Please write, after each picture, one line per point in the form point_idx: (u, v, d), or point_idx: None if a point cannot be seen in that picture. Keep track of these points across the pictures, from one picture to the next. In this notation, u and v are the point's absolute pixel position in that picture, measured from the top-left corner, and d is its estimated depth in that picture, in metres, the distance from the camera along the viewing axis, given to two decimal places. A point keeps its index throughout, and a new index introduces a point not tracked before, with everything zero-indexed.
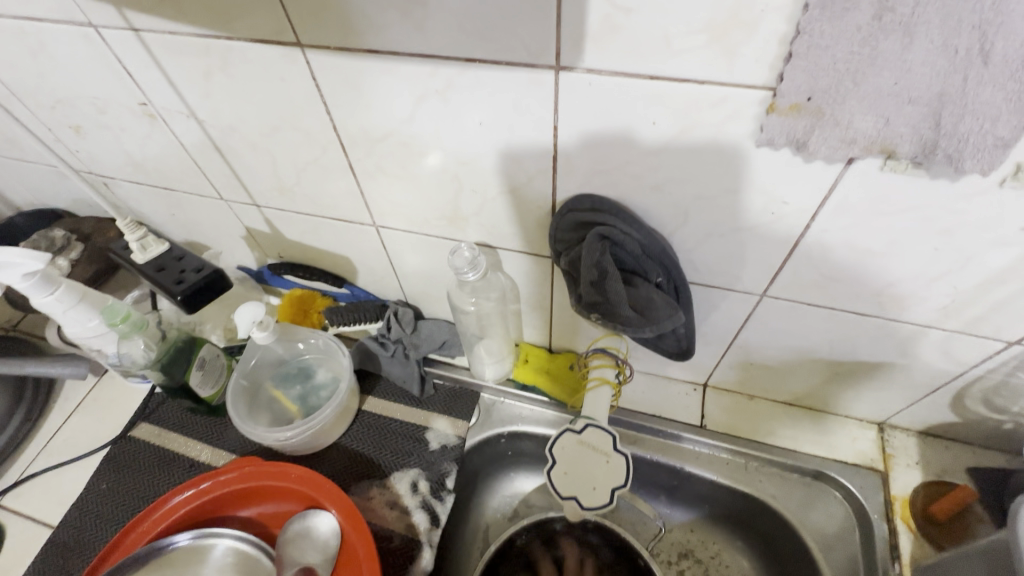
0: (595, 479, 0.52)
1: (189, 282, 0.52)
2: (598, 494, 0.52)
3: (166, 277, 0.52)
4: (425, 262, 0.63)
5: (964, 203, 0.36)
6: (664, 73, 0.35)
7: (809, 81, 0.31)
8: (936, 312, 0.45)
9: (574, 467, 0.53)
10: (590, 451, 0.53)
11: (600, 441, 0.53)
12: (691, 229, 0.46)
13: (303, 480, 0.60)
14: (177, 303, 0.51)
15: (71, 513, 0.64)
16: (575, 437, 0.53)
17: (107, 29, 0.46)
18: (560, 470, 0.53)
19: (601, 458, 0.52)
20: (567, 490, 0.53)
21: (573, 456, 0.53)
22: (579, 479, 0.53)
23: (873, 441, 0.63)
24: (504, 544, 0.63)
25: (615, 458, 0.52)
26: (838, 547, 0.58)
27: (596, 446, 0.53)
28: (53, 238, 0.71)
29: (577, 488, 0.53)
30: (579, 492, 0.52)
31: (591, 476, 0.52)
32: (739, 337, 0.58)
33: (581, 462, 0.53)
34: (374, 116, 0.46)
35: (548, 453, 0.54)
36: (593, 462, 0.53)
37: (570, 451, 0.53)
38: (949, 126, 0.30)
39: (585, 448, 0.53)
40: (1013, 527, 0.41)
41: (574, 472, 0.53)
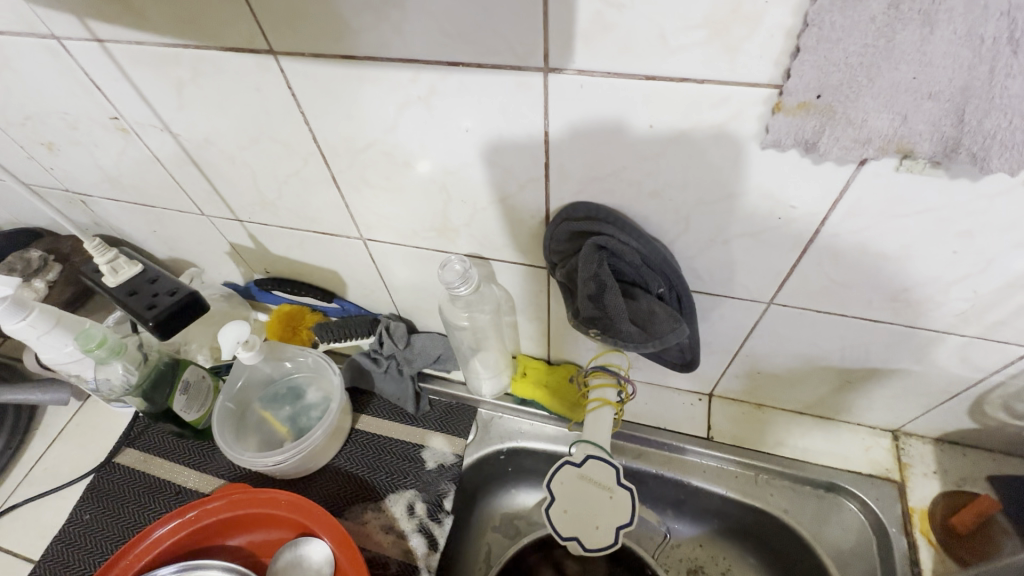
0: (597, 518, 0.50)
1: (162, 306, 0.49)
2: (602, 534, 0.49)
3: (138, 301, 0.49)
4: (416, 275, 0.61)
5: (986, 204, 0.33)
6: (662, 72, 0.32)
7: (819, 77, 0.29)
8: (955, 317, 0.43)
9: (575, 505, 0.50)
10: (592, 486, 0.50)
11: (602, 475, 0.50)
12: (693, 236, 0.43)
13: (295, 507, 0.58)
14: (149, 330, 0.48)
15: (51, 546, 0.61)
16: (576, 471, 0.51)
17: (71, 41, 0.44)
18: (560, 508, 0.50)
19: (603, 493, 0.50)
20: (568, 531, 0.50)
21: (574, 493, 0.50)
22: (580, 519, 0.50)
23: (887, 449, 0.61)
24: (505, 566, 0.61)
25: (620, 493, 0.50)
26: (855, 563, 0.56)
27: (599, 482, 0.50)
28: (30, 259, 0.68)
29: (579, 528, 0.50)
30: (580, 532, 0.50)
31: (594, 515, 0.50)
32: (746, 346, 0.55)
33: (583, 500, 0.50)
34: (356, 126, 0.44)
35: (547, 488, 0.51)
36: (595, 498, 0.50)
37: (571, 487, 0.50)
38: (973, 122, 0.27)
39: (586, 483, 0.50)
40: None
41: (575, 512, 0.50)
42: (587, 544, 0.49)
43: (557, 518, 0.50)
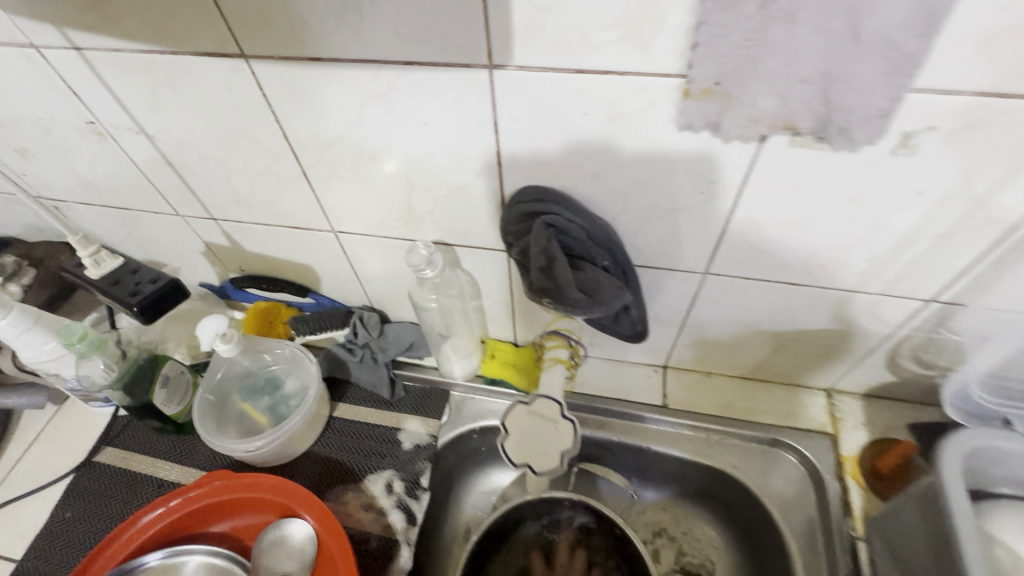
0: (545, 446, 0.54)
1: (145, 292, 0.52)
2: (548, 458, 0.54)
3: (121, 290, 0.52)
4: (386, 264, 0.65)
5: (866, 171, 0.40)
6: (588, 66, 0.37)
7: (715, 67, 0.34)
8: (860, 276, 0.49)
9: (526, 437, 0.55)
10: (539, 420, 0.55)
11: (549, 410, 0.56)
12: (632, 214, 0.49)
13: (276, 490, 0.61)
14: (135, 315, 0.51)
15: (35, 543, 0.62)
16: (526, 409, 0.56)
17: (49, 49, 0.46)
18: (512, 439, 0.55)
19: (550, 426, 0.55)
20: (520, 457, 0.54)
21: (525, 427, 0.55)
22: (530, 447, 0.54)
23: (822, 406, 0.67)
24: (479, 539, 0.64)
25: (563, 423, 0.55)
26: (796, 509, 0.61)
27: (545, 416, 0.55)
28: (5, 263, 0.68)
29: (529, 455, 0.54)
30: (532, 458, 0.54)
31: (541, 443, 0.54)
32: (690, 316, 0.61)
33: (532, 432, 0.55)
34: (323, 123, 0.48)
35: (501, 424, 0.56)
36: (542, 430, 0.55)
37: (522, 422, 0.55)
38: (838, 101, 0.33)
39: (534, 418, 0.55)
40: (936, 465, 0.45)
41: (526, 442, 0.55)
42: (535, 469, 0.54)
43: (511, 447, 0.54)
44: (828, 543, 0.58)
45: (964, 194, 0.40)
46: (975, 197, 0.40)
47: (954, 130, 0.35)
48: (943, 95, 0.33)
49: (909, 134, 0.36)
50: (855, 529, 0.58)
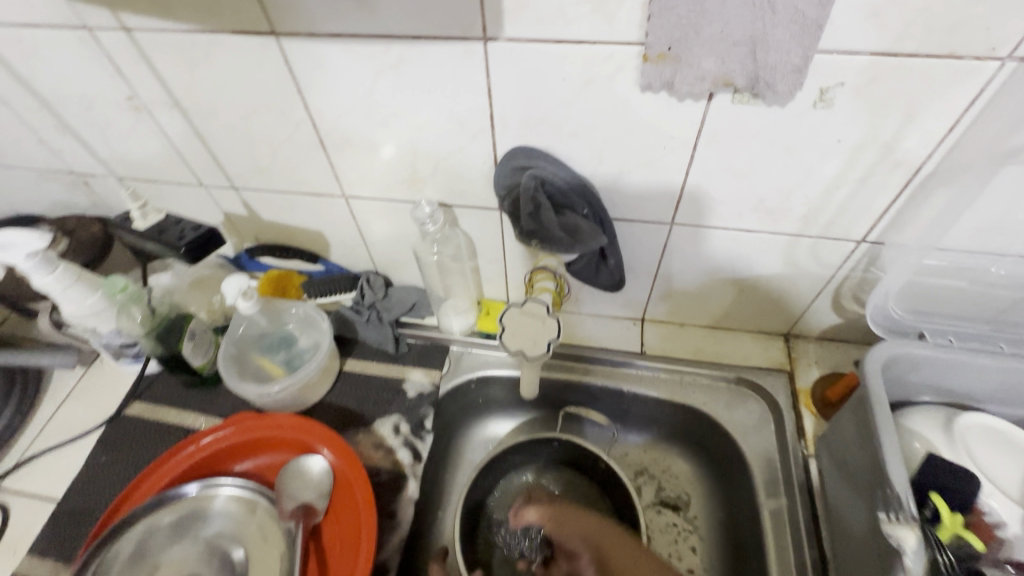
0: (535, 337, 0.61)
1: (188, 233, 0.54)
2: (538, 347, 0.61)
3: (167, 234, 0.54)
4: (391, 227, 0.72)
5: (795, 122, 0.48)
6: (566, 36, 0.46)
7: (666, 35, 0.43)
8: (800, 221, 0.58)
9: (519, 330, 0.62)
10: (529, 318, 0.62)
11: (537, 309, 0.62)
12: (607, 169, 0.57)
13: (296, 429, 0.68)
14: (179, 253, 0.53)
15: (74, 485, 0.69)
16: (518, 309, 0.63)
17: (101, 30, 0.54)
18: (507, 333, 0.62)
19: (538, 323, 0.62)
20: (512, 346, 0.61)
21: (517, 323, 0.62)
22: (523, 338, 0.61)
23: (780, 349, 0.76)
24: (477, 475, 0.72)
25: (550, 320, 0.62)
26: (758, 435, 0.70)
27: (535, 314, 0.62)
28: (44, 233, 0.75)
29: (522, 344, 0.61)
30: (523, 346, 0.61)
31: (532, 334, 0.61)
32: (662, 267, 0.69)
33: (524, 326, 0.62)
34: (340, 93, 0.55)
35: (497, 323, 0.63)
36: (532, 325, 0.62)
37: (514, 320, 0.62)
38: (763, 60, 0.42)
39: (526, 316, 0.62)
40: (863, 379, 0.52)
41: (519, 335, 0.62)
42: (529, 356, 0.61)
43: (505, 338, 0.61)
44: (784, 463, 0.67)
45: (875, 140, 0.48)
46: (883, 143, 0.48)
47: (860, 84, 0.44)
48: (846, 54, 0.42)
49: (824, 89, 0.45)
50: (806, 449, 0.67)
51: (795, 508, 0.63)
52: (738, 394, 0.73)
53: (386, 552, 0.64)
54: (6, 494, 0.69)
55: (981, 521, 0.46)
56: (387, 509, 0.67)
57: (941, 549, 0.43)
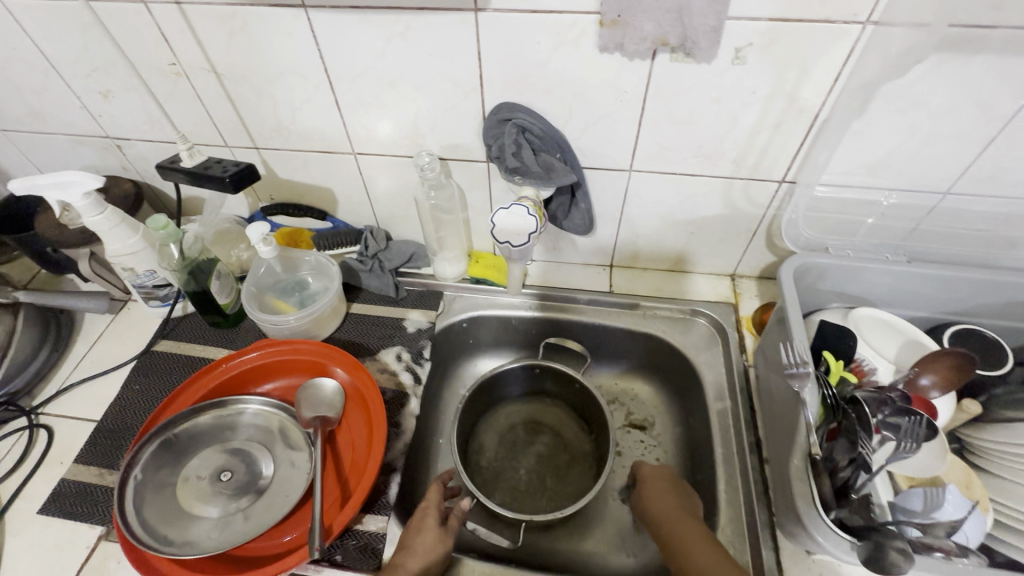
0: (519, 230, 0.70)
1: (232, 170, 0.65)
2: (522, 238, 0.70)
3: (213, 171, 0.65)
4: (393, 182, 0.84)
5: (719, 77, 0.62)
6: (540, 7, 0.58)
7: (616, 4, 0.56)
8: (732, 164, 0.71)
9: (507, 224, 0.69)
10: (513, 217, 0.69)
11: (520, 211, 0.69)
12: (576, 122, 0.70)
13: (313, 352, 0.78)
14: (227, 185, 0.64)
15: (112, 407, 0.77)
16: (504, 211, 0.69)
17: (156, 4, 0.64)
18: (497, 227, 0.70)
19: (520, 220, 0.69)
20: (502, 238, 0.70)
21: (505, 220, 0.69)
22: (509, 231, 0.70)
23: (727, 286, 0.89)
24: (466, 400, 0.83)
25: (530, 219, 0.69)
26: (708, 353, 0.82)
27: (519, 213, 0.69)
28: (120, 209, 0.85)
29: (509, 236, 0.70)
30: (510, 238, 0.70)
31: (517, 227, 0.69)
32: (625, 213, 0.82)
33: (509, 222, 0.69)
34: (356, 57, 0.67)
35: (489, 219, 0.70)
36: (517, 220, 0.69)
37: (502, 219, 0.69)
38: (689, 23, 0.56)
39: (512, 214, 0.69)
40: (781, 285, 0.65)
41: (505, 230, 0.70)
42: (515, 245, 0.71)
43: (494, 233, 0.70)
44: (730, 374, 0.79)
45: (781, 92, 0.62)
46: (787, 93, 0.62)
47: (764, 44, 0.58)
48: (749, 20, 0.56)
49: (738, 49, 0.58)
50: (747, 360, 0.80)
51: (737, 407, 0.75)
52: (693, 323, 0.86)
53: (392, 454, 0.74)
54: (49, 417, 0.77)
55: (859, 368, 0.60)
56: (392, 420, 0.77)
57: (828, 385, 0.57)
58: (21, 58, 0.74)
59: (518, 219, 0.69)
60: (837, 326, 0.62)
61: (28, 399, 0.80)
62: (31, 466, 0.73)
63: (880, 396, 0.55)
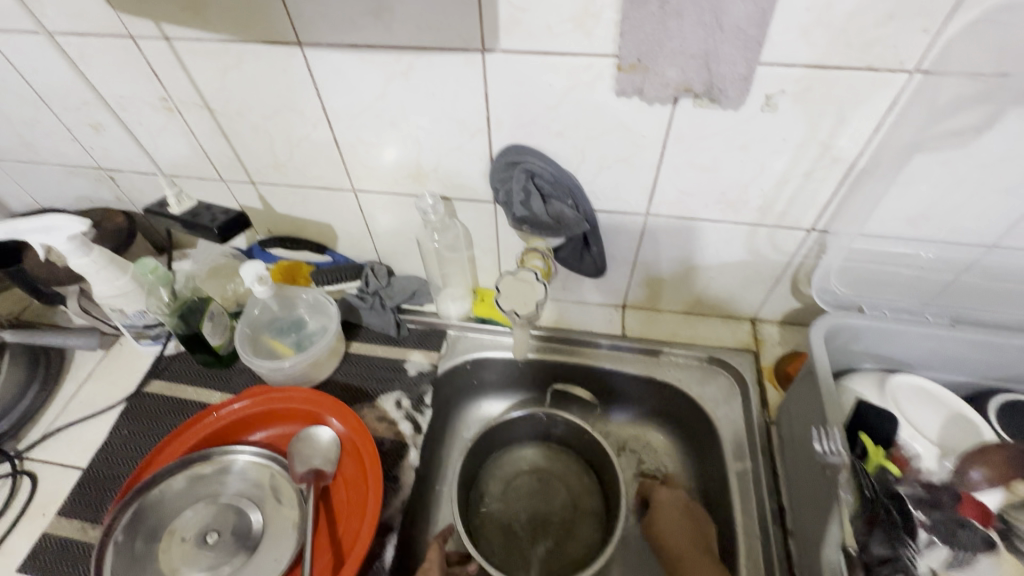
0: (525, 299, 0.70)
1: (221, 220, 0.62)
2: (528, 308, 0.70)
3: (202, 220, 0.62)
4: (396, 219, 0.80)
5: (746, 123, 0.57)
6: (552, 49, 0.54)
7: (636, 49, 0.51)
8: (758, 211, 0.66)
9: (512, 293, 0.71)
10: (521, 282, 0.71)
11: (527, 275, 0.70)
12: (589, 165, 0.65)
13: (307, 401, 0.74)
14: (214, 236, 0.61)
15: (98, 454, 0.74)
16: (511, 275, 0.71)
17: (144, 39, 0.61)
18: (503, 296, 0.71)
19: (528, 286, 0.70)
20: (507, 309, 0.70)
21: (510, 286, 0.71)
22: (515, 300, 0.71)
23: (748, 331, 0.84)
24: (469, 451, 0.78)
25: (538, 284, 0.69)
26: (727, 406, 0.77)
27: (525, 279, 0.71)
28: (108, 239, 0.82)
29: (515, 304, 0.71)
30: (515, 308, 0.71)
31: (523, 296, 0.70)
32: (640, 255, 0.77)
33: (515, 289, 0.70)
34: (355, 96, 0.63)
35: (495, 285, 0.72)
36: (523, 288, 0.70)
37: (508, 284, 0.71)
38: (716, 71, 0.51)
39: (517, 282, 0.71)
40: (810, 348, 0.60)
41: (511, 298, 0.71)
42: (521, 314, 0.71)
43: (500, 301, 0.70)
44: (749, 431, 0.74)
45: (815, 140, 0.57)
46: (821, 141, 0.57)
47: (798, 91, 0.53)
48: (784, 66, 0.51)
49: (769, 95, 0.53)
50: (769, 417, 0.74)
51: (759, 468, 0.70)
52: (711, 371, 0.81)
53: (389, 511, 0.70)
54: (34, 464, 0.74)
55: (901, 455, 0.53)
56: (389, 474, 0.73)
57: (865, 475, 0.51)
58: (9, 90, 0.71)
59: (523, 287, 0.71)
60: (875, 405, 0.56)
61: (13, 442, 0.76)
62: (13, 518, 0.69)
63: (933, 497, 0.50)
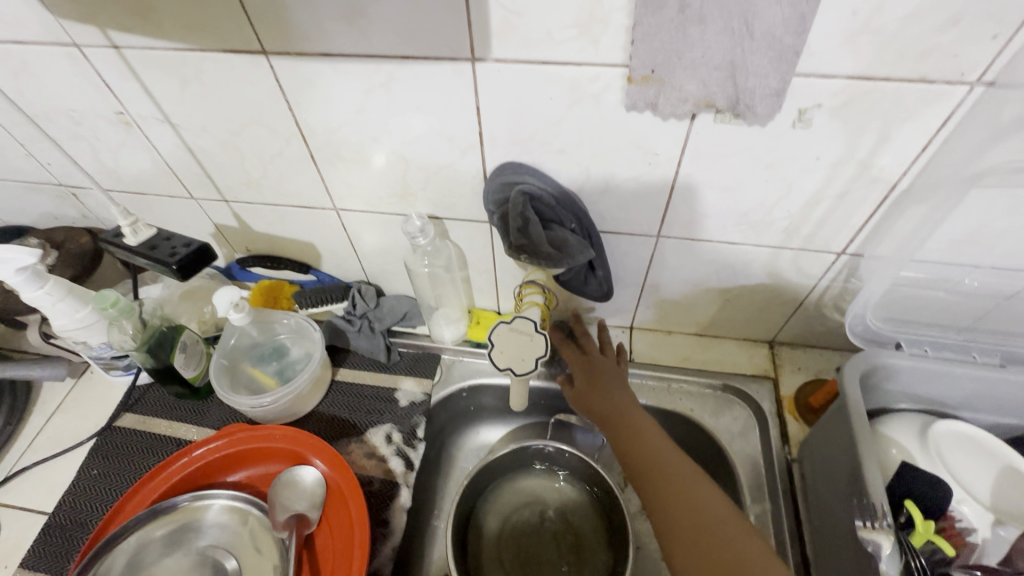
0: (523, 354, 0.64)
1: (182, 254, 0.58)
2: (526, 363, 0.64)
3: (161, 253, 0.58)
4: (382, 239, 0.73)
5: (774, 141, 0.50)
6: (551, 58, 0.47)
7: (650, 59, 0.44)
8: (782, 234, 0.59)
9: (508, 347, 0.64)
10: (518, 334, 0.65)
11: (525, 325, 0.65)
12: (594, 185, 0.58)
13: (288, 439, 0.68)
14: (173, 271, 0.57)
15: (64, 498, 0.68)
16: (507, 327, 0.65)
17: (90, 47, 0.54)
18: (497, 350, 0.64)
19: (526, 339, 0.64)
20: (503, 364, 0.64)
21: (506, 339, 0.65)
22: (512, 356, 0.64)
23: (765, 355, 0.78)
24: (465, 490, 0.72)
25: (537, 336, 0.64)
26: (744, 440, 0.71)
27: (522, 331, 0.65)
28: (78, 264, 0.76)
29: (511, 360, 0.64)
30: (512, 364, 0.64)
31: (521, 351, 0.64)
32: (649, 277, 0.70)
33: (512, 342, 0.64)
34: (332, 110, 0.56)
35: (487, 338, 0.65)
36: (521, 342, 0.64)
37: (504, 337, 0.65)
38: (744, 84, 0.44)
39: (514, 333, 0.65)
40: (844, 392, 0.53)
41: (508, 352, 0.64)
42: (518, 372, 0.64)
43: (494, 355, 0.64)
44: (768, 469, 0.68)
45: (852, 158, 0.50)
46: (860, 161, 0.50)
47: (836, 106, 0.46)
48: (823, 76, 0.44)
49: (803, 110, 0.46)
50: (791, 454, 0.68)
51: (781, 513, 0.64)
52: (725, 400, 0.75)
53: (378, 560, 0.64)
54: None
55: (952, 529, 0.48)
56: (379, 518, 0.67)
57: (914, 554, 0.46)
58: None
59: (520, 340, 0.65)
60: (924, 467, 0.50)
61: None
62: None
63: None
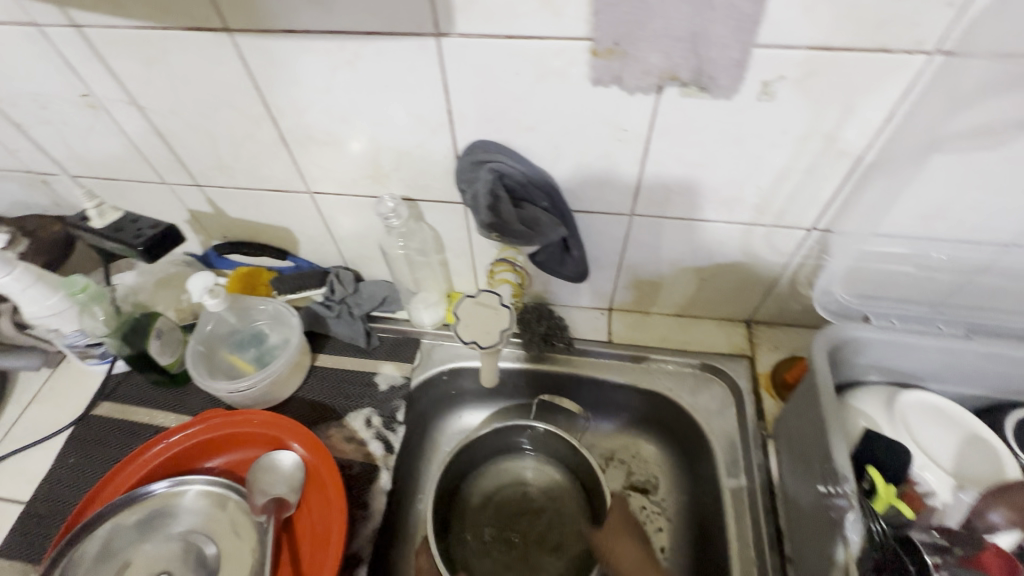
0: (487, 327, 0.64)
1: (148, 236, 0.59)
2: (491, 336, 0.63)
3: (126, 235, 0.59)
4: (358, 223, 0.73)
5: (740, 115, 0.50)
6: (515, 32, 0.46)
7: (612, 31, 0.44)
8: (753, 210, 0.60)
9: (473, 320, 0.64)
10: (483, 308, 0.65)
11: (490, 299, 0.65)
12: (565, 163, 0.58)
13: (266, 424, 0.68)
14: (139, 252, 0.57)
15: (41, 487, 0.68)
16: (473, 301, 0.65)
17: (51, 27, 0.53)
18: (461, 324, 0.64)
19: (491, 312, 0.64)
20: (468, 337, 0.63)
21: (471, 313, 0.65)
22: (478, 329, 0.64)
23: (742, 334, 0.78)
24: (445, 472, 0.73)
25: (503, 309, 0.64)
26: (720, 417, 0.72)
27: (488, 305, 0.65)
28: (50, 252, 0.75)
29: (477, 333, 0.64)
30: (477, 336, 0.63)
31: (486, 324, 0.64)
32: (625, 257, 0.71)
33: (477, 316, 0.64)
34: (300, 90, 0.56)
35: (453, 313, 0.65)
36: (487, 315, 0.64)
37: (469, 310, 0.65)
38: (705, 55, 0.44)
39: (479, 307, 0.65)
40: (812, 366, 0.54)
41: (472, 325, 0.64)
42: (483, 345, 0.63)
43: (459, 329, 0.63)
44: (744, 445, 0.68)
45: (818, 131, 0.50)
46: (825, 134, 0.50)
47: (799, 78, 0.46)
48: (785, 47, 0.44)
49: (767, 82, 0.47)
50: (766, 430, 0.69)
51: (756, 487, 0.65)
52: (702, 378, 0.75)
53: (358, 542, 0.65)
54: None
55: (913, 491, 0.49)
56: (359, 500, 0.67)
57: (874, 517, 0.47)
58: None
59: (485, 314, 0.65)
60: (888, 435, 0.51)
61: None
62: None
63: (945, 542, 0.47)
